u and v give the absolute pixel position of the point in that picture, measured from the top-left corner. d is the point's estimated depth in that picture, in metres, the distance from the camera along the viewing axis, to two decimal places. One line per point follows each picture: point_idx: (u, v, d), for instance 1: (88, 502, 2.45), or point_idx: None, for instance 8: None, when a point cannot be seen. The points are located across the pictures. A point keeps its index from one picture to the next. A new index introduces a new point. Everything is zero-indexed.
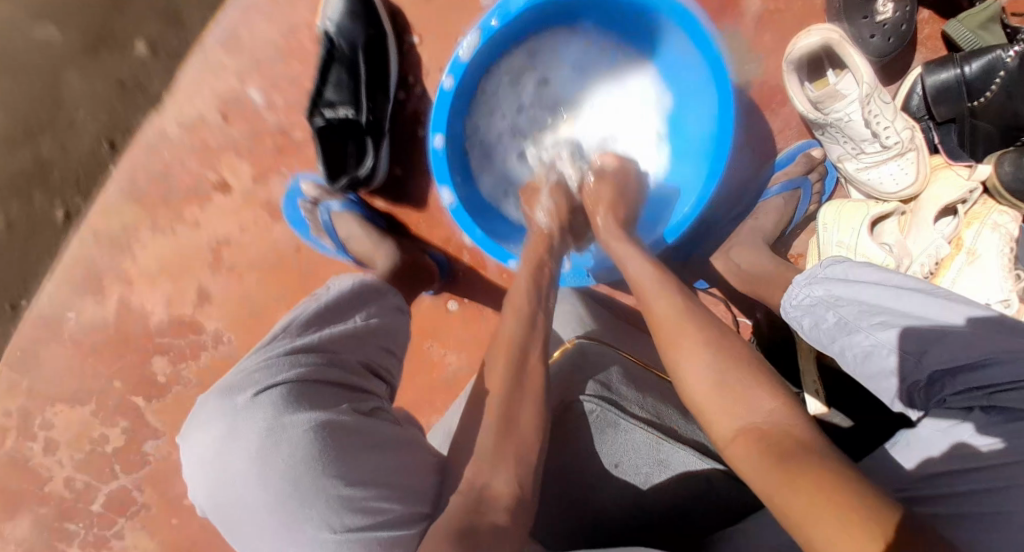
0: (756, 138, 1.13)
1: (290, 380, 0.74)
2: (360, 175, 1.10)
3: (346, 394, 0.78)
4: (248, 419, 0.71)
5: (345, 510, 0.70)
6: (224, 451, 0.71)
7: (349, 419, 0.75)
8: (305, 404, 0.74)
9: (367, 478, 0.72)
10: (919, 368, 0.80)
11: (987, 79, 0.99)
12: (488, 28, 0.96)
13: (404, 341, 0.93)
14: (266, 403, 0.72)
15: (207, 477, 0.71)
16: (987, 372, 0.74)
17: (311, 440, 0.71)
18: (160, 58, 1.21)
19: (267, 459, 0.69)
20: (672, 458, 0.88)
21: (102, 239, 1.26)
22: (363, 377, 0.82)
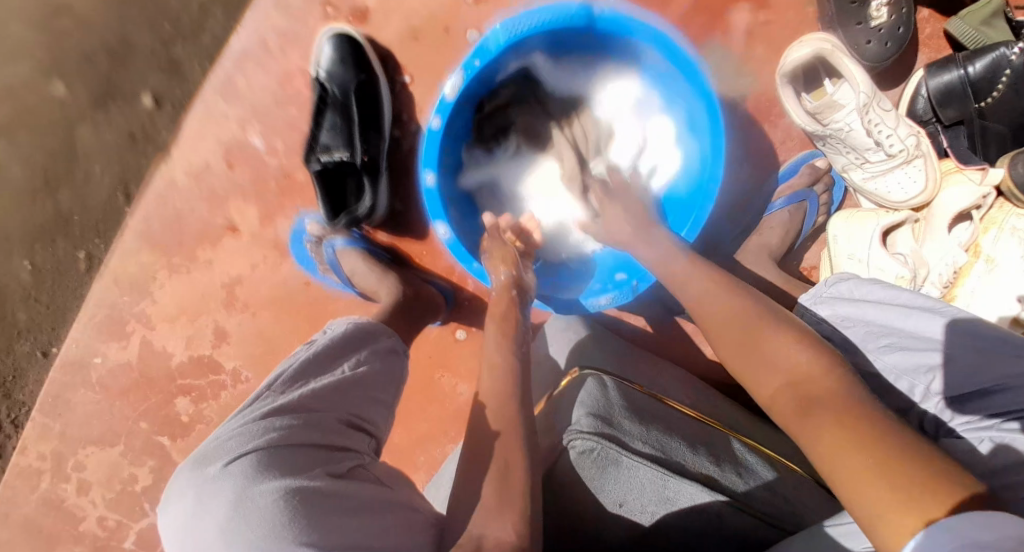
0: (756, 153, 1.12)
1: (260, 447, 0.70)
2: (360, 213, 1.10)
3: (324, 457, 0.73)
4: (216, 489, 0.66)
5: None
6: (194, 527, 0.65)
7: (326, 481, 0.69)
8: (276, 471, 0.68)
9: (341, 543, 0.65)
10: (928, 394, 0.76)
11: (992, 78, 0.96)
12: (471, 68, 0.96)
13: (396, 390, 0.90)
14: (235, 471, 0.67)
15: None
16: (999, 398, 0.71)
17: (280, 507, 0.64)
18: (166, 108, 1.25)
19: (235, 531, 0.63)
20: (679, 494, 0.82)
21: (123, 281, 1.28)
22: (343, 435, 0.78)
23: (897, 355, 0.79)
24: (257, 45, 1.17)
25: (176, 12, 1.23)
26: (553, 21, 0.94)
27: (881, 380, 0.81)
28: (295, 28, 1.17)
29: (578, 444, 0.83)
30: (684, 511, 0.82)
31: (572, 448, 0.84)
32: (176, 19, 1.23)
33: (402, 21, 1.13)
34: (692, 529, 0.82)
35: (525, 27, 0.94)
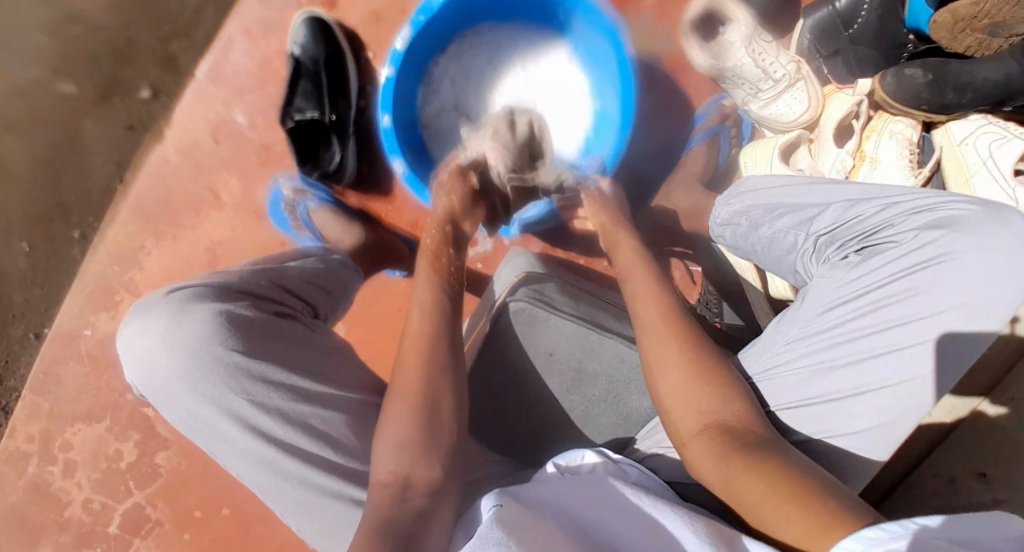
0: (676, 102, 1.29)
1: (197, 284, 0.86)
2: (330, 169, 1.29)
3: (255, 297, 0.88)
4: (156, 310, 0.83)
5: (241, 376, 0.82)
6: (141, 338, 0.83)
7: (255, 309, 0.86)
8: (210, 300, 0.85)
9: (264, 355, 0.84)
10: (808, 238, 0.92)
11: (856, 9, 1.15)
12: (417, 22, 1.16)
13: (340, 284, 1.03)
14: (173, 298, 0.84)
15: (132, 361, 0.84)
16: (860, 223, 0.88)
17: (209, 324, 0.82)
18: (161, 99, 1.41)
19: (171, 338, 0.81)
20: (602, 346, 1.02)
21: (115, 254, 1.39)
22: (279, 292, 0.92)
23: (786, 218, 0.94)
24: (242, 35, 1.35)
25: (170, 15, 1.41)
26: None
27: (775, 241, 0.95)
28: (274, 19, 1.34)
29: (515, 304, 1.02)
30: (607, 360, 1.02)
31: (510, 308, 1.03)
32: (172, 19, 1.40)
33: (365, 8, 1.31)
34: (617, 377, 1.02)
35: None
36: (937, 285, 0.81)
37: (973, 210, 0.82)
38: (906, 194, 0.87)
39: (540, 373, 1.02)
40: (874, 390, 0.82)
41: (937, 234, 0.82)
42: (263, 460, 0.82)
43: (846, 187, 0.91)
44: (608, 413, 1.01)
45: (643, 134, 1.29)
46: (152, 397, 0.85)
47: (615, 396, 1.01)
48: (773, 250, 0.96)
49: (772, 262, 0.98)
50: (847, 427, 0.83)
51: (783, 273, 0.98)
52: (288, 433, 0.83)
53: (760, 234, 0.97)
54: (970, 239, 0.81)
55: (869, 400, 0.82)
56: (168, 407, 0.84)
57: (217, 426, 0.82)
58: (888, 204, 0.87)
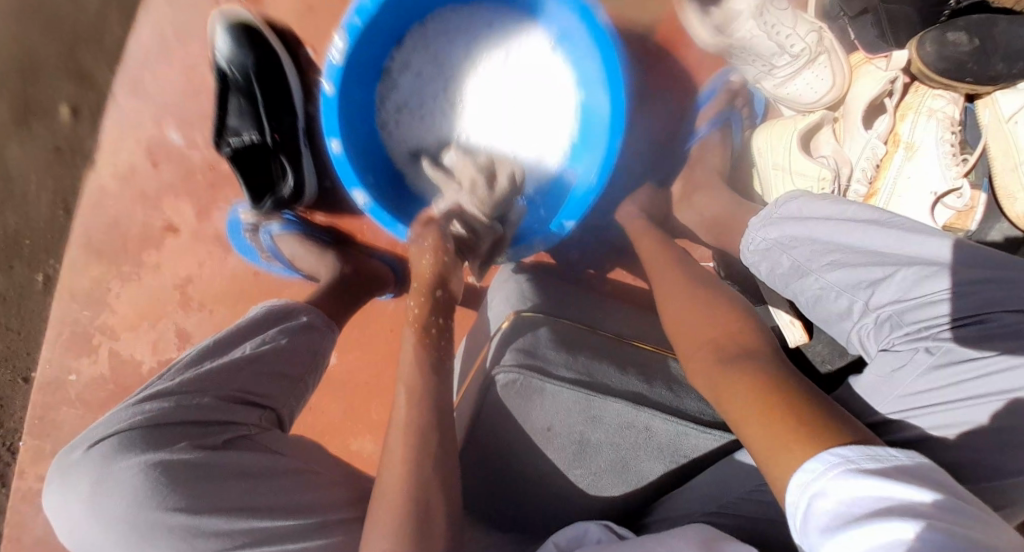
0: (673, 79, 1.10)
1: (124, 429, 0.75)
2: (284, 194, 1.11)
3: (195, 429, 0.77)
4: (81, 472, 0.72)
5: (192, 537, 0.71)
6: (69, 505, 0.73)
7: (196, 449, 0.75)
8: (140, 448, 0.74)
9: (214, 505, 0.73)
10: (866, 311, 0.77)
11: None
12: (352, 26, 0.98)
13: (302, 365, 0.91)
14: (97, 455, 0.73)
15: (66, 530, 0.73)
16: (938, 308, 0.73)
17: (142, 481, 0.71)
18: (84, 116, 1.23)
19: (101, 506, 0.71)
20: (604, 412, 0.88)
21: (79, 295, 1.28)
22: (225, 410, 0.80)
23: (840, 274, 0.78)
24: (156, 41, 1.19)
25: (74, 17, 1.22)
26: None
27: (824, 298, 0.81)
28: (187, 19, 1.19)
29: (504, 378, 0.87)
30: (611, 427, 0.88)
31: (497, 380, 0.87)
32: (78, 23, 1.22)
33: None
34: (626, 444, 0.88)
35: None
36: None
37: None
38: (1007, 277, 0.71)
39: (538, 451, 0.87)
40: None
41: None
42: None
43: (931, 249, 0.74)
44: (620, 485, 0.87)
45: (641, 124, 1.11)
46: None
47: (624, 465, 0.87)
48: (821, 306, 0.82)
49: (816, 315, 0.84)
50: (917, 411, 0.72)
51: (826, 327, 0.84)
52: None
53: (806, 285, 0.82)
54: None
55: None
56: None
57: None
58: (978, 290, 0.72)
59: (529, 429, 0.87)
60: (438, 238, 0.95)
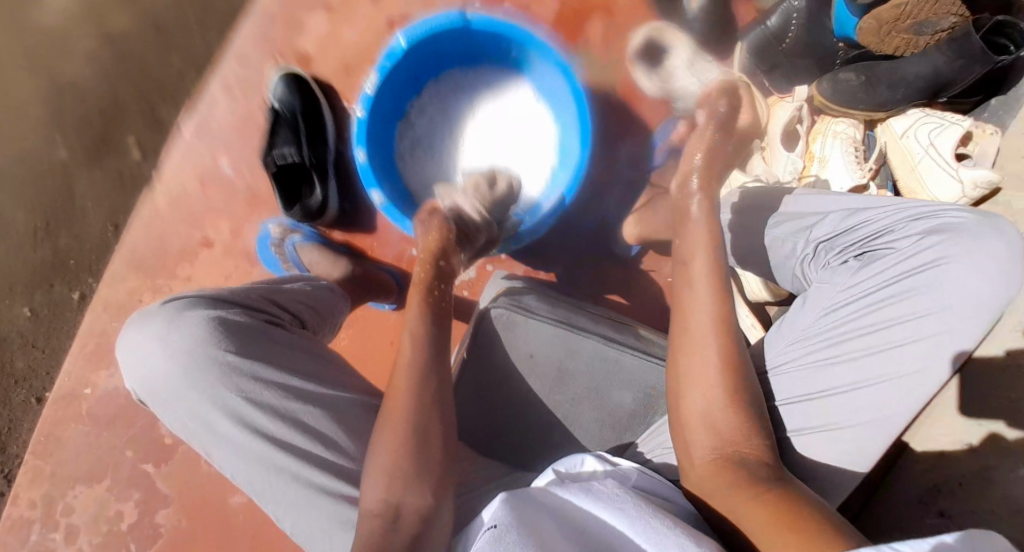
0: (633, 125, 1.37)
1: (194, 294, 0.94)
2: (312, 205, 1.31)
3: (247, 306, 0.95)
4: (156, 317, 0.90)
5: (235, 374, 0.88)
6: (140, 343, 0.90)
7: (248, 316, 0.93)
8: (206, 306, 0.92)
9: (258, 355, 0.90)
10: (807, 244, 0.96)
11: (785, 25, 1.21)
12: (383, 68, 1.24)
13: (332, 307, 1.08)
14: (171, 306, 0.91)
15: (132, 365, 0.90)
16: (859, 231, 0.92)
17: (204, 324, 0.89)
18: (150, 157, 1.47)
19: (168, 340, 0.88)
20: (581, 345, 1.01)
21: (112, 307, 1.43)
22: (273, 304, 0.98)
23: (786, 226, 0.99)
24: (222, 92, 1.41)
25: (154, 73, 1.46)
26: (438, 26, 1.24)
27: (775, 247, 1.00)
28: (247, 70, 1.41)
29: (487, 314, 1.02)
30: (586, 358, 1.01)
31: (489, 315, 1.02)
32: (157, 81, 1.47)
33: (337, 61, 1.40)
34: (601, 374, 1.01)
35: (421, 32, 1.24)
36: (933, 285, 0.85)
37: (968, 218, 0.86)
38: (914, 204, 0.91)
39: (524, 377, 1.02)
40: (871, 385, 0.85)
41: (936, 239, 0.86)
42: (255, 456, 0.86)
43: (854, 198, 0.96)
44: (593, 410, 1.01)
45: (608, 162, 1.37)
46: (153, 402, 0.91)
47: (597, 393, 1.01)
48: (775, 257, 1.01)
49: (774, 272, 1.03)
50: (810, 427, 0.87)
51: (782, 280, 1.02)
52: (280, 427, 0.87)
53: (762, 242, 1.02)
54: (965, 243, 0.84)
55: (868, 394, 0.85)
56: (165, 411, 0.89)
57: (211, 426, 0.88)
58: (894, 212, 0.91)
59: (514, 356, 1.02)
60: (443, 223, 1.07)
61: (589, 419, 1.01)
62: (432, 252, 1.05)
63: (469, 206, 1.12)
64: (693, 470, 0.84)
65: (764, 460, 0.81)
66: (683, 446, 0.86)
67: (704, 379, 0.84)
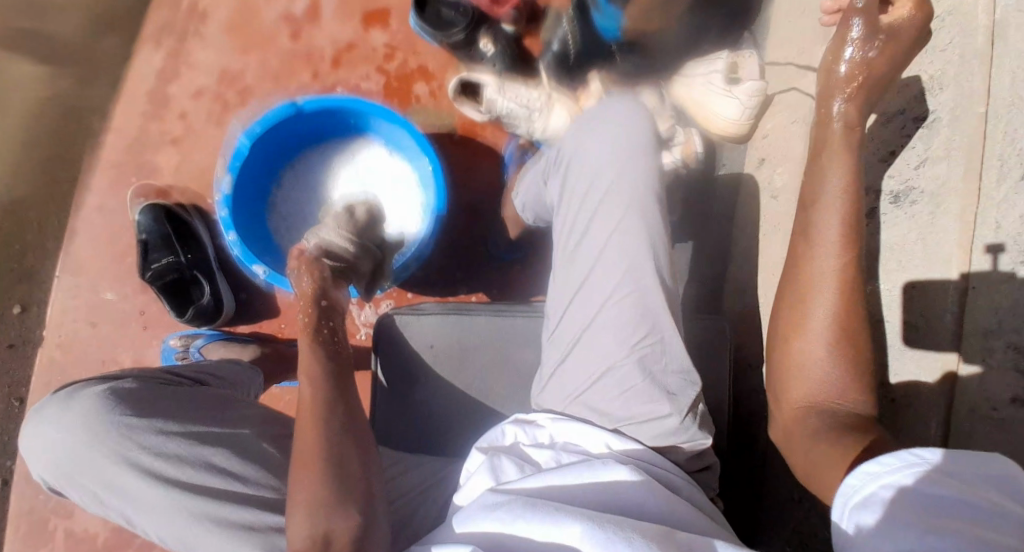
0: (482, 152, 1.50)
1: (91, 377, 0.93)
2: (204, 302, 1.32)
3: (148, 375, 0.94)
4: (50, 406, 0.89)
5: (139, 433, 0.85)
6: (40, 433, 0.88)
7: (142, 381, 0.92)
8: (102, 382, 0.91)
9: (161, 412, 0.88)
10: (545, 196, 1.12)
11: (565, 47, 1.40)
12: (234, 167, 1.32)
13: (239, 375, 1.09)
14: (65, 391, 0.90)
15: (36, 457, 0.88)
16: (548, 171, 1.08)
17: (99, 395, 0.88)
18: (31, 310, 1.40)
19: (65, 420, 0.87)
20: (474, 324, 1.07)
21: (34, 483, 1.38)
22: (175, 373, 0.98)
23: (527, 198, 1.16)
24: (96, 239, 1.40)
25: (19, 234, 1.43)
26: (271, 118, 1.33)
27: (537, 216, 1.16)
28: (113, 205, 1.42)
29: (383, 321, 1.08)
30: (483, 332, 1.07)
31: (381, 324, 1.08)
32: (24, 243, 1.44)
33: (198, 177, 1.43)
34: (501, 344, 1.06)
35: (258, 127, 1.33)
36: (585, 157, 0.98)
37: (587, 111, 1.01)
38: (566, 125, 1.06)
39: (429, 370, 1.06)
40: (598, 260, 0.95)
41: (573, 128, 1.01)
42: (176, 509, 0.83)
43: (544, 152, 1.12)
44: (506, 379, 1.05)
45: (470, 185, 1.49)
46: (66, 490, 0.88)
47: (503, 357, 1.06)
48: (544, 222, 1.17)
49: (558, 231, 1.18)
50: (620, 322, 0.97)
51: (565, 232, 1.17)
52: (196, 473, 0.85)
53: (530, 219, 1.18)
54: (585, 121, 1.00)
55: (599, 268, 0.95)
56: (77, 494, 0.87)
57: (122, 493, 0.85)
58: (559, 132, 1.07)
59: (416, 353, 1.06)
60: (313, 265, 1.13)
61: (501, 388, 1.05)
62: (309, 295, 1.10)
63: (332, 238, 1.19)
64: (792, 403, 0.84)
65: (858, 398, 0.81)
66: (781, 374, 0.86)
67: (810, 312, 0.83)
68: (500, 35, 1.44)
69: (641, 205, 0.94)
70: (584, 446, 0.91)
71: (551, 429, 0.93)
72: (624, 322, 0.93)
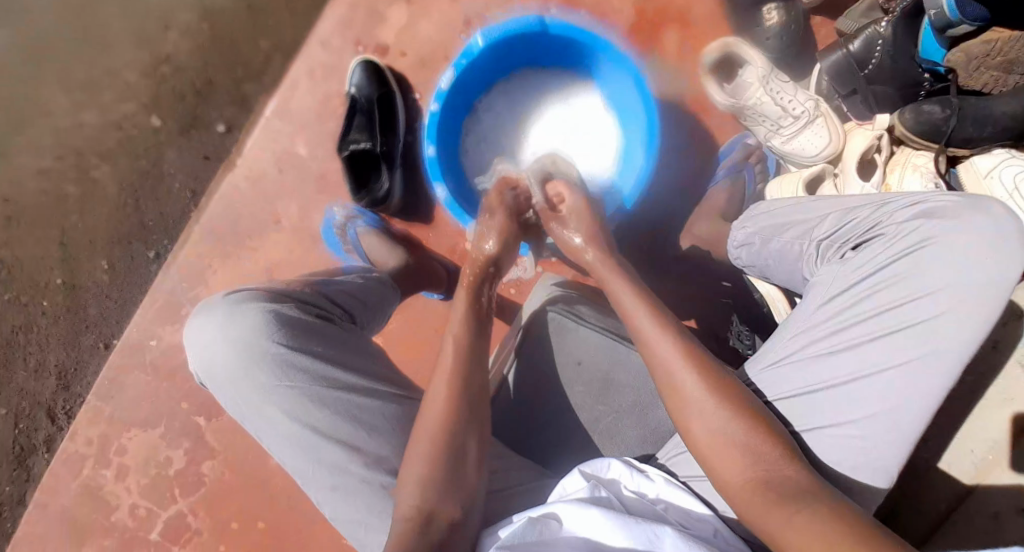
0: (699, 139, 1.39)
1: (254, 287, 1.04)
2: (378, 195, 1.39)
3: (301, 301, 1.04)
4: (215, 308, 1.00)
5: (286, 367, 0.97)
6: (203, 329, 1.00)
7: (303, 312, 1.02)
8: (263, 298, 1.01)
9: (306, 349, 0.99)
10: (811, 245, 1.03)
11: (869, 50, 1.22)
12: (458, 65, 1.27)
13: (384, 298, 1.17)
14: (232, 298, 1.01)
15: (193, 347, 1.01)
16: (854, 225, 0.99)
17: (259, 317, 0.98)
18: (234, 133, 1.57)
19: (226, 329, 0.98)
20: (626, 356, 1.09)
21: (183, 273, 1.53)
22: (325, 300, 1.07)
23: (791, 231, 1.06)
24: (306, 76, 1.50)
25: (247, 58, 1.56)
26: (514, 30, 1.26)
27: (784, 254, 1.07)
28: (333, 54, 1.49)
29: (543, 315, 1.13)
30: (632, 371, 1.09)
31: (544, 317, 1.13)
32: (248, 66, 1.57)
33: (414, 55, 1.46)
34: (643, 389, 1.08)
35: (499, 33, 1.26)
36: (927, 267, 0.91)
37: (954, 201, 0.93)
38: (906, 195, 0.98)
39: (569, 380, 1.10)
40: (875, 373, 0.91)
41: (921, 222, 0.93)
42: (302, 442, 0.97)
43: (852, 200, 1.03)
44: (634, 427, 1.07)
45: (671, 169, 1.40)
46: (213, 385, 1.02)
47: (641, 407, 1.07)
48: (784, 263, 1.08)
49: (784, 275, 1.10)
50: (824, 420, 0.92)
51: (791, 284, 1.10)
52: (325, 416, 0.97)
53: (770, 248, 1.09)
54: (948, 225, 0.91)
55: (877, 381, 0.91)
56: (223, 394, 0.99)
57: (265, 410, 0.97)
58: (880, 206, 0.98)
59: (564, 359, 1.11)
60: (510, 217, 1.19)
61: (627, 432, 1.07)
62: (484, 257, 1.17)
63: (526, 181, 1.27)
64: (733, 485, 0.87)
65: (791, 473, 0.86)
66: (710, 465, 0.89)
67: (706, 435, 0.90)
68: (795, 7, 1.30)
69: (973, 329, 0.89)
70: (686, 511, 0.93)
71: (659, 487, 0.95)
72: (882, 428, 0.90)
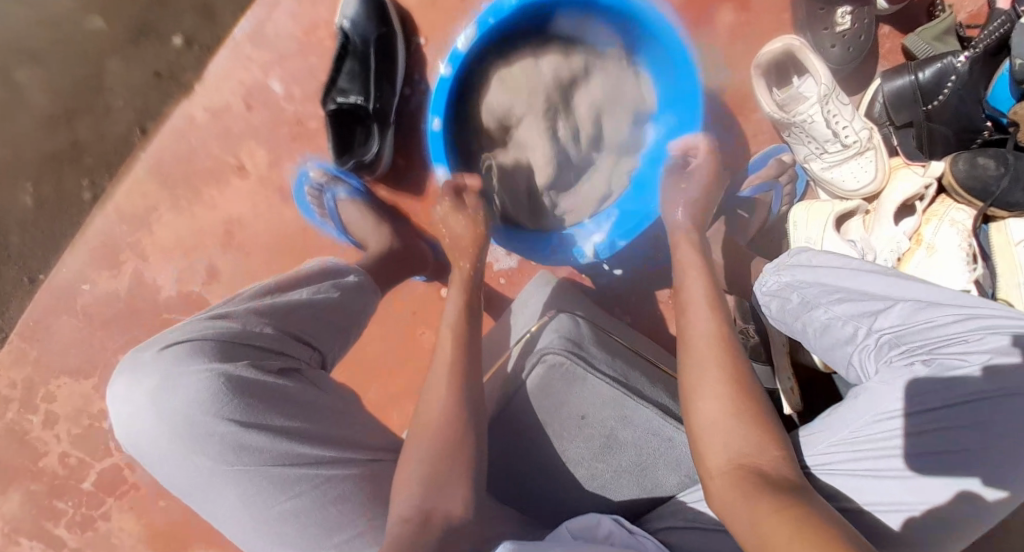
0: (730, 139, 1.23)
1: (194, 337, 0.83)
2: (365, 159, 1.21)
3: (255, 353, 0.86)
4: (147, 367, 0.81)
5: (237, 449, 0.82)
6: (130, 392, 0.81)
7: (258, 372, 0.84)
8: (207, 355, 0.83)
9: (262, 423, 0.83)
10: (870, 334, 0.89)
11: (939, 83, 1.07)
12: (484, 23, 1.08)
13: (358, 319, 1.01)
14: (168, 353, 0.82)
15: (119, 414, 0.82)
16: (932, 328, 0.85)
17: (203, 385, 0.81)
18: (195, 51, 1.34)
19: (161, 400, 0.80)
20: (637, 415, 0.95)
21: (123, 214, 1.33)
22: (285, 347, 0.89)
23: (844, 305, 0.91)
24: None
25: None
26: None
27: (831, 328, 0.92)
28: None
29: (549, 356, 0.93)
30: (639, 429, 0.95)
31: (546, 360, 0.93)
32: None
33: None
34: (647, 448, 0.96)
35: None
36: (1009, 407, 0.79)
37: None
38: (986, 308, 0.84)
39: (568, 435, 0.95)
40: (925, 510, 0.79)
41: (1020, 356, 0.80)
42: (257, 528, 0.84)
43: (926, 292, 0.88)
44: (633, 488, 0.96)
45: None
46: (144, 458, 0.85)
47: (642, 469, 0.96)
48: (826, 337, 0.93)
49: (821, 349, 0.95)
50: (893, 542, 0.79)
51: (827, 359, 0.96)
52: (284, 503, 0.83)
53: (814, 317, 0.93)
54: None
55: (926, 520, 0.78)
56: (160, 473, 0.84)
57: (210, 497, 0.83)
58: (967, 317, 0.84)
59: (567, 411, 0.95)
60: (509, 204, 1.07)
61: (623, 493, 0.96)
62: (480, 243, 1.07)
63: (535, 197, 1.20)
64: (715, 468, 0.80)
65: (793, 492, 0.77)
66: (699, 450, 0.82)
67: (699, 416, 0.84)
68: (868, 9, 1.12)
69: None
70: None
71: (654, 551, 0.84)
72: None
